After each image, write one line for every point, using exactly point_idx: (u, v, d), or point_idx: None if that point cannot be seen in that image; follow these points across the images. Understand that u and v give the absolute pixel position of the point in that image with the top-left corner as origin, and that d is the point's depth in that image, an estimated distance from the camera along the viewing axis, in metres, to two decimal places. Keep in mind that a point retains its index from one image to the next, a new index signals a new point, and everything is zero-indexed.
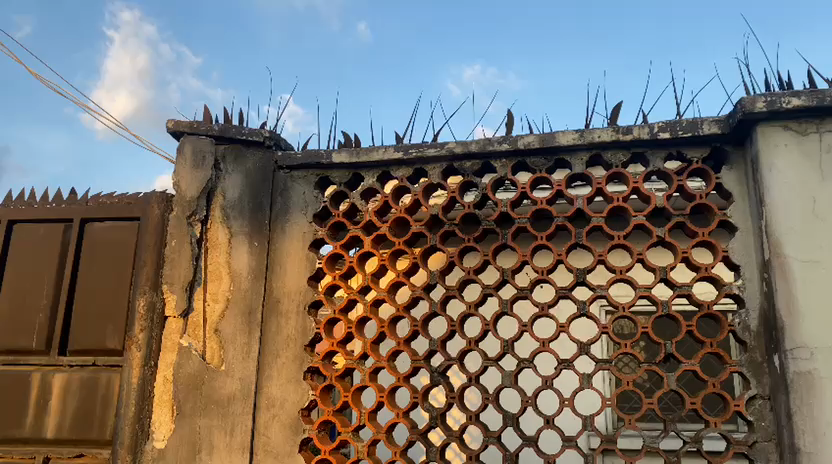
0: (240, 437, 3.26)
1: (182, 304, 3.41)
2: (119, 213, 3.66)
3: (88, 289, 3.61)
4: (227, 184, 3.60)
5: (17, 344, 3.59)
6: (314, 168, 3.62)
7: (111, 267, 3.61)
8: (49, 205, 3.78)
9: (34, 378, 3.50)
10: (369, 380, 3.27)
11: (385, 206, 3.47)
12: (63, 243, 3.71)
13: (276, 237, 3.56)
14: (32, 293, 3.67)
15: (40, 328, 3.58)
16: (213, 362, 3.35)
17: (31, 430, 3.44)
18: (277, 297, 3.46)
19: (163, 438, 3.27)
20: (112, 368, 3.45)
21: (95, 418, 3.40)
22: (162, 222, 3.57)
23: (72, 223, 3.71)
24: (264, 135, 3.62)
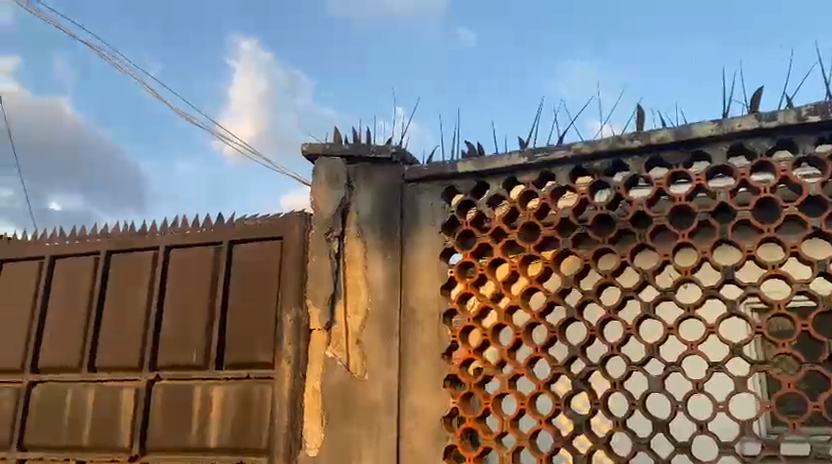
0: (386, 444, 3.35)
1: (326, 318, 3.57)
2: (262, 234, 3.90)
3: (238, 306, 3.86)
4: (359, 200, 3.73)
5: (180, 359, 3.89)
6: (439, 180, 3.62)
7: (258, 285, 3.85)
8: (200, 230, 4.08)
9: (197, 390, 3.78)
10: (509, 387, 3.25)
11: (513, 212, 3.44)
12: (214, 265, 3.99)
13: (407, 247, 3.61)
14: (190, 312, 3.97)
15: (199, 344, 3.87)
16: (356, 372, 3.47)
17: (196, 438, 3.72)
18: (412, 306, 3.52)
19: (316, 446, 3.43)
20: (264, 380, 3.66)
21: (252, 427, 3.62)
22: (303, 241, 3.77)
23: (221, 245, 3.99)
24: (391, 151, 3.72)
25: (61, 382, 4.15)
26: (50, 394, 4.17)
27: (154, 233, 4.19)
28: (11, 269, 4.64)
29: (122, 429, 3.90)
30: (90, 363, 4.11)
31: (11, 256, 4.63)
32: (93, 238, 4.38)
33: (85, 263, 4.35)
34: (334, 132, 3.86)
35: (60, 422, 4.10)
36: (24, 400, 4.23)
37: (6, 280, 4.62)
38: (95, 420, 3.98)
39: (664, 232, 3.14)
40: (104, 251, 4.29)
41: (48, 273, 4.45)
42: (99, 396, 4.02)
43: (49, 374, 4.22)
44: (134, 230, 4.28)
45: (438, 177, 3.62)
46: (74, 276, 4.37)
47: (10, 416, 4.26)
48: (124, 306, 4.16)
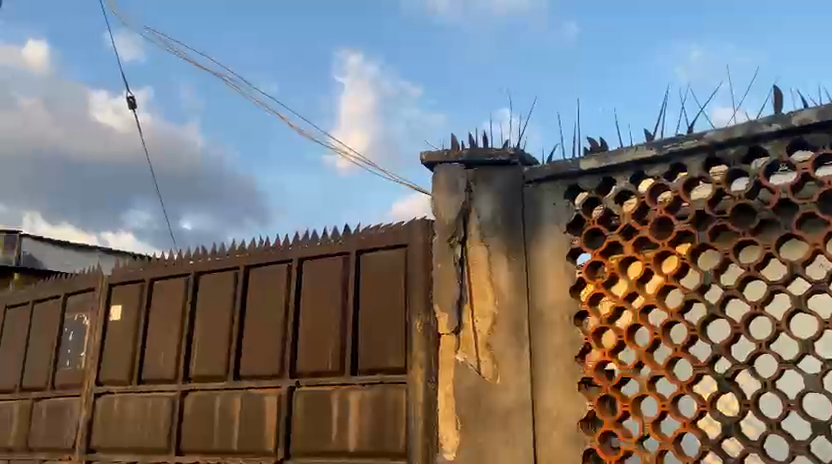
0: (523, 448, 3.33)
1: (454, 323, 3.59)
2: (388, 242, 3.99)
3: (369, 313, 3.98)
4: (480, 204, 3.72)
5: (317, 367, 4.05)
6: (561, 179, 3.57)
7: (386, 292, 3.94)
8: (329, 242, 4.24)
9: (334, 396, 3.93)
10: (648, 389, 3.13)
11: (643, 208, 3.33)
12: (343, 274, 4.13)
13: (532, 249, 3.57)
14: (323, 320, 4.13)
15: (334, 351, 4.02)
16: (488, 376, 3.47)
17: (337, 442, 3.86)
18: (541, 309, 3.47)
19: (452, 450, 3.46)
20: (397, 385, 3.74)
21: (389, 431, 3.71)
22: (427, 248, 3.82)
23: (349, 256, 4.13)
24: (509, 153, 3.69)
25: (211, 389, 4.45)
26: (202, 401, 4.48)
27: (286, 246, 4.40)
28: (161, 286, 5.02)
29: (268, 433, 4.11)
30: (236, 371, 4.37)
31: (161, 274, 5.03)
32: (232, 254, 4.67)
33: (226, 277, 4.64)
34: (452, 138, 3.89)
35: (211, 427, 4.38)
36: (179, 407, 4.56)
37: (157, 296, 5.02)
38: (243, 426, 4.23)
39: (812, 220, 2.92)
40: (243, 265, 4.56)
41: (194, 288, 4.79)
42: (245, 402, 4.26)
43: (199, 383, 4.53)
44: (268, 245, 4.51)
45: (560, 176, 3.56)
46: (216, 290, 4.66)
47: (167, 422, 4.61)
48: (262, 317, 4.39)
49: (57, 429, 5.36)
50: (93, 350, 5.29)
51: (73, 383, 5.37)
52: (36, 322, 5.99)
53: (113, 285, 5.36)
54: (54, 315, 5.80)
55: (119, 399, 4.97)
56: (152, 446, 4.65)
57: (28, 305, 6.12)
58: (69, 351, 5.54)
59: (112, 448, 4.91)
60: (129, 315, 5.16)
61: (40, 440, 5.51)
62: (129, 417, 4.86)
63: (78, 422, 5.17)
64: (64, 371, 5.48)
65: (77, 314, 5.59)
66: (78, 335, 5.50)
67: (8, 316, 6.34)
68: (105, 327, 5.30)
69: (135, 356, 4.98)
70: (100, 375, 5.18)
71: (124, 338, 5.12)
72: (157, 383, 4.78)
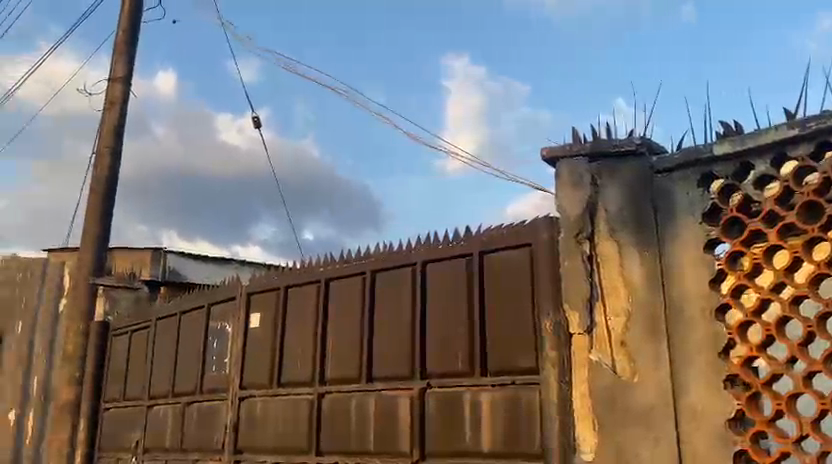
0: (667, 448, 3.19)
1: (586, 321, 3.51)
2: (511, 242, 3.97)
3: (496, 313, 3.96)
4: (607, 198, 3.61)
5: (447, 368, 4.08)
6: (693, 167, 3.39)
7: (513, 292, 3.91)
8: (451, 244, 4.27)
9: (466, 397, 3.95)
10: (804, 385, 2.89)
11: (787, 192, 3.10)
12: (467, 276, 4.14)
13: (666, 242, 3.42)
14: (451, 321, 4.16)
15: (463, 352, 4.03)
16: (625, 374, 3.35)
17: (471, 442, 3.88)
18: (679, 304, 3.32)
19: (591, 450, 3.38)
20: (529, 385, 3.70)
21: (524, 431, 3.68)
22: (553, 245, 3.76)
23: (473, 257, 4.13)
24: (635, 143, 3.56)
25: (346, 392, 4.60)
26: (338, 402, 4.64)
27: (411, 249, 4.47)
28: (294, 293, 5.26)
29: (402, 434, 4.20)
30: (368, 373, 4.50)
31: (294, 282, 5.26)
32: (359, 260, 4.81)
33: (354, 282, 4.79)
34: (573, 131, 3.80)
35: (348, 428, 4.54)
36: (317, 409, 4.75)
37: (291, 304, 5.25)
38: (378, 427, 4.34)
39: None
40: (370, 270, 4.68)
41: (325, 294, 4.97)
42: (379, 403, 4.37)
43: (335, 385, 4.69)
44: (393, 249, 4.60)
45: (692, 163, 3.38)
46: (346, 296, 4.81)
47: (307, 423, 4.81)
48: (391, 319, 4.48)
49: (207, 430, 5.74)
50: (235, 356, 5.62)
51: (220, 387, 5.72)
52: (184, 331, 6.44)
53: (251, 295, 5.67)
54: (199, 324, 6.22)
55: (262, 402, 5.25)
56: (295, 446, 4.87)
57: (176, 316, 6.60)
58: (214, 358, 5.92)
59: (257, 448, 5.19)
60: (266, 322, 5.44)
61: (193, 441, 5.92)
62: (272, 418, 5.12)
63: (226, 424, 5.51)
64: (211, 376, 5.86)
65: (220, 323, 5.96)
66: (222, 342, 5.87)
67: (159, 326, 6.87)
68: (245, 333, 5.62)
69: (273, 361, 5.24)
70: (243, 379, 5.51)
71: (263, 344, 5.41)
72: (295, 385, 5.01)
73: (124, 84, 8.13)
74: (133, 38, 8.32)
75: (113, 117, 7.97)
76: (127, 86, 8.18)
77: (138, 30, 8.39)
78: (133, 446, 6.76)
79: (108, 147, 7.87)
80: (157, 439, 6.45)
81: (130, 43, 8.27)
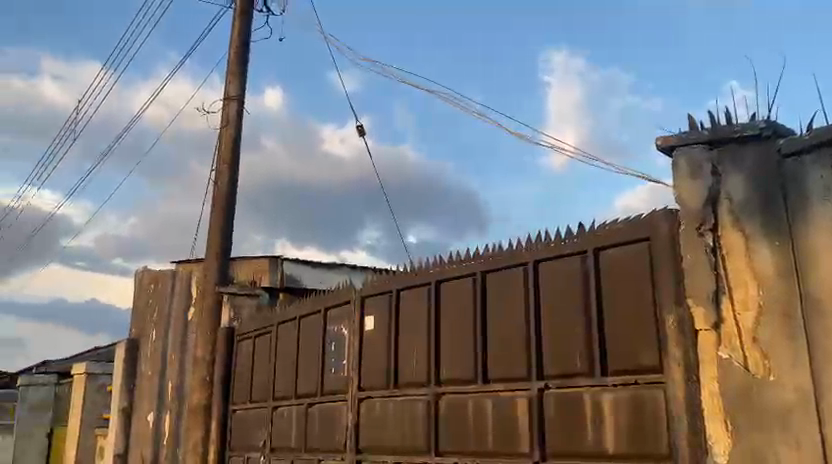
0: (810, 451, 2.94)
1: (712, 316, 3.33)
2: (627, 237, 3.84)
3: (614, 311, 3.85)
4: (730, 186, 3.42)
5: (565, 368, 4.01)
6: (827, 147, 3.16)
7: (631, 289, 3.79)
8: (564, 241, 4.18)
9: (586, 397, 3.87)
10: None
11: None
12: (582, 274, 4.05)
13: (799, 230, 3.18)
14: (566, 321, 4.07)
15: (581, 352, 3.95)
16: (758, 372, 3.14)
17: (594, 444, 3.79)
18: (817, 297, 3.04)
19: (724, 452, 3.19)
20: (653, 384, 3.57)
21: (650, 432, 3.55)
22: (673, 239, 3.61)
23: (587, 254, 4.03)
24: (759, 126, 3.34)
25: (463, 392, 4.62)
26: (455, 403, 4.67)
27: (520, 249, 4.42)
28: (406, 296, 5.33)
29: (522, 435, 4.16)
30: (484, 374, 4.49)
31: (405, 285, 5.34)
32: (469, 261, 4.81)
33: (465, 283, 4.79)
34: (689, 118, 3.63)
35: (467, 429, 4.55)
36: (434, 410, 4.81)
37: (404, 307, 5.33)
38: (496, 428, 4.33)
39: None
40: (480, 271, 4.67)
41: (436, 296, 5.00)
42: (496, 404, 4.36)
43: (451, 386, 4.72)
44: (503, 249, 4.56)
45: (827, 143, 3.14)
46: (457, 297, 4.82)
47: (426, 424, 4.87)
48: (503, 320, 4.45)
49: (329, 431, 5.94)
50: (352, 358, 5.78)
51: (340, 388, 5.91)
52: (303, 336, 6.69)
53: (364, 298, 5.81)
54: (317, 328, 6.44)
55: (380, 403, 5.37)
56: (414, 446, 4.94)
57: (295, 321, 6.87)
58: (332, 360, 6.11)
59: (377, 448, 5.31)
60: (380, 325, 5.56)
61: (316, 440, 6.14)
62: (391, 419, 5.23)
63: (347, 424, 5.68)
64: (331, 378, 6.06)
65: (336, 326, 6.14)
66: (339, 345, 6.05)
67: (280, 331, 7.17)
68: (360, 337, 5.76)
69: (389, 363, 5.35)
70: (361, 381, 5.65)
71: (378, 346, 5.52)
72: (412, 387, 5.08)
73: (238, 102, 8.57)
74: (244, 58, 8.76)
75: (229, 134, 8.42)
76: (241, 104, 8.62)
77: (248, 50, 8.82)
78: (261, 446, 7.10)
79: (226, 162, 8.32)
80: (283, 439, 6.74)
81: (241, 63, 8.71)
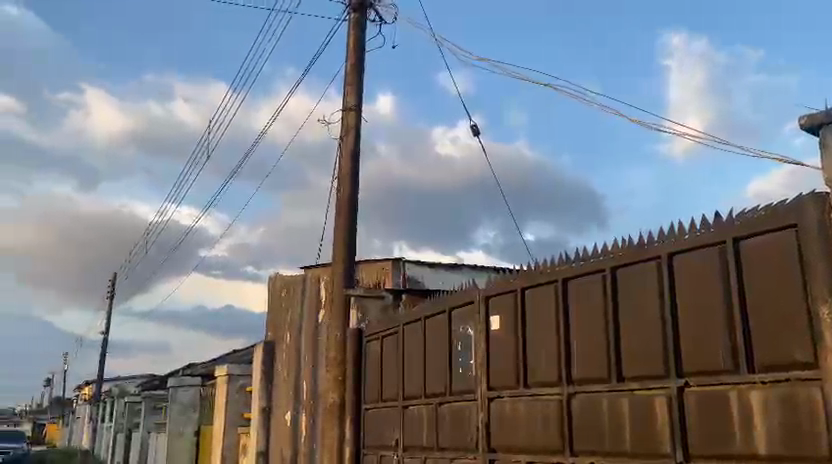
0: None
1: None
2: (770, 225, 3.60)
3: (759, 304, 3.61)
4: None
5: (706, 365, 3.82)
6: None
7: (778, 280, 3.54)
8: (698, 233, 3.98)
9: (732, 395, 3.67)
10: None
11: None
12: (720, 266, 3.83)
13: None
14: (705, 315, 3.87)
15: (724, 348, 3.74)
16: None
17: (742, 445, 3.58)
18: None
19: None
20: (809, 381, 3.33)
21: (806, 432, 3.31)
22: (824, 224, 3.34)
23: (725, 245, 3.82)
24: None
25: (596, 392, 4.52)
26: (589, 402, 4.58)
27: (651, 244, 4.25)
28: (532, 294, 5.29)
29: (662, 436, 4.01)
30: (617, 373, 4.37)
31: (531, 284, 5.28)
32: (596, 258, 4.69)
33: (593, 280, 4.68)
34: None
35: (602, 429, 4.44)
36: (567, 410, 4.74)
37: (530, 305, 5.28)
38: (633, 427, 4.19)
39: None
40: (608, 267, 4.54)
41: (563, 295, 4.91)
42: (632, 403, 4.23)
43: (583, 385, 4.63)
44: (632, 243, 4.42)
45: None
46: (586, 294, 4.71)
47: (558, 423, 4.81)
48: (636, 316, 4.30)
49: (461, 430, 5.99)
50: (480, 358, 5.79)
51: (469, 388, 5.94)
52: (429, 336, 6.79)
53: (489, 298, 5.81)
54: (443, 329, 6.50)
55: (511, 403, 5.35)
56: (547, 446, 4.89)
57: (421, 322, 6.97)
58: (460, 359, 6.15)
59: (510, 447, 5.30)
60: (507, 324, 5.54)
61: (448, 440, 6.21)
62: (522, 418, 5.20)
63: (478, 423, 5.71)
64: (460, 378, 6.10)
65: (462, 326, 6.18)
66: (466, 345, 6.08)
67: (407, 332, 7.31)
68: (487, 336, 5.77)
69: (518, 362, 5.32)
70: (490, 380, 5.65)
71: (506, 346, 5.50)
72: (543, 386, 5.03)
73: (356, 111, 8.83)
74: (360, 67, 9.01)
75: (349, 142, 8.68)
76: (359, 113, 8.87)
77: (364, 60, 9.07)
78: (393, 444, 7.27)
79: (347, 169, 8.58)
80: (415, 438, 6.87)
81: (357, 73, 8.97)
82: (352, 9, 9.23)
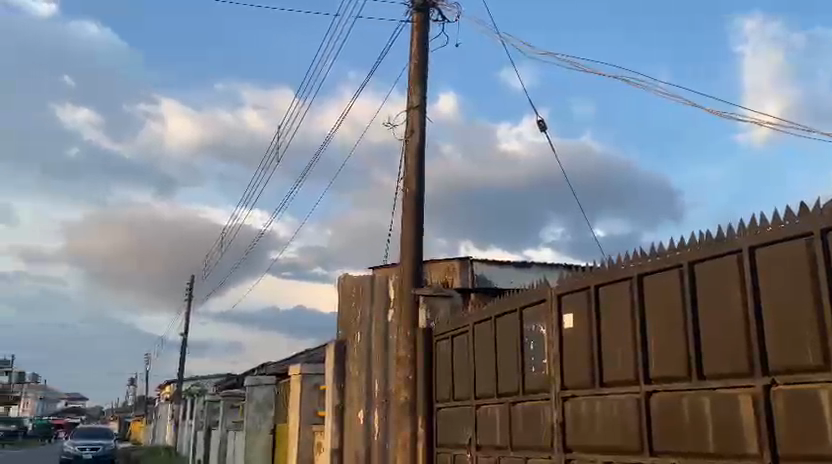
0: None
1: None
2: None
3: None
4: None
5: (795, 363, 3.64)
6: None
7: None
8: (783, 225, 3.80)
9: (822, 394, 3.48)
10: None
11: None
12: (807, 259, 3.62)
13: None
14: (791, 311, 3.70)
15: (813, 345, 3.55)
16: None
17: None
18: None
19: None
20: None
21: None
22: None
23: (812, 236, 3.60)
24: None
25: (675, 390, 4.40)
26: (668, 402, 4.46)
27: (731, 237, 4.09)
28: (606, 291, 5.18)
29: (747, 436, 3.86)
30: (699, 371, 4.23)
31: (605, 280, 5.18)
32: (673, 253, 4.56)
33: (670, 276, 4.54)
34: None
35: (683, 428, 4.32)
36: (645, 409, 4.63)
37: (605, 302, 5.17)
38: (717, 427, 4.05)
39: None
40: (686, 262, 4.40)
41: (639, 291, 4.80)
42: (714, 403, 4.10)
43: (662, 383, 4.51)
44: (712, 237, 4.26)
45: None
46: (664, 291, 4.58)
47: (636, 422, 4.71)
48: (717, 313, 4.15)
49: (535, 429, 5.94)
50: (554, 356, 5.73)
51: (542, 387, 5.89)
52: (500, 335, 6.75)
53: (561, 295, 5.73)
54: (514, 327, 6.46)
55: (586, 401, 5.28)
56: (625, 446, 4.79)
57: (491, 320, 6.94)
58: (532, 358, 6.10)
59: (586, 447, 5.22)
60: (580, 322, 5.45)
61: (522, 439, 6.17)
62: (599, 417, 5.11)
63: (552, 422, 5.65)
64: (533, 376, 6.05)
65: (534, 324, 6.12)
66: (538, 344, 6.02)
67: (477, 331, 7.29)
68: (560, 334, 5.69)
69: (593, 360, 5.23)
70: (564, 379, 5.58)
71: (580, 344, 5.42)
72: (619, 384, 4.92)
73: (420, 111, 8.87)
74: (424, 67, 9.05)
75: (414, 142, 8.72)
76: (423, 113, 8.90)
77: (427, 60, 9.10)
78: (466, 443, 7.27)
79: (413, 169, 8.62)
80: (488, 437, 6.85)
81: (421, 73, 9.01)
82: (415, 10, 9.27)
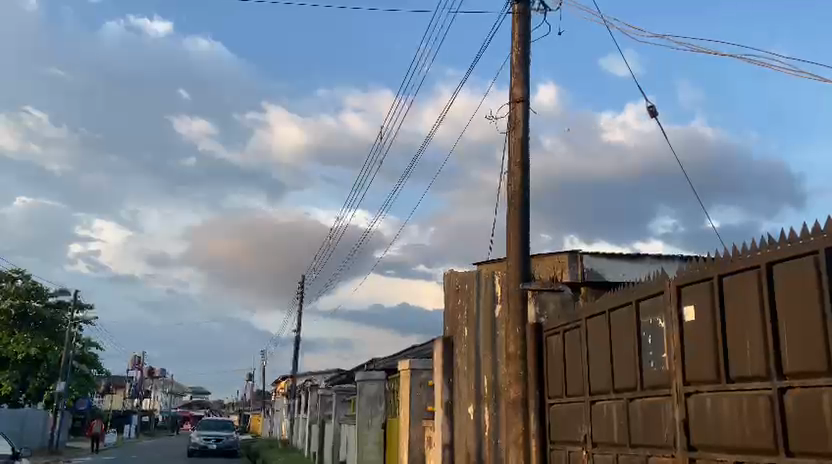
0: None
1: None
2: None
3: None
4: None
5: None
6: None
7: None
8: None
9: None
10: None
11: None
12: None
13: None
14: None
15: None
16: None
17: None
18: None
19: None
20: None
21: None
22: None
23: None
24: None
25: (814, 386, 4.09)
26: (806, 399, 4.16)
27: None
28: (731, 282, 4.89)
29: None
30: None
31: (729, 270, 4.90)
32: (806, 239, 4.23)
33: (804, 264, 4.21)
34: None
35: (824, 426, 4.00)
36: (778, 407, 4.34)
37: (731, 294, 4.88)
38: None
39: None
40: (823, 249, 4.05)
41: (769, 283, 4.50)
42: None
43: (797, 380, 4.22)
44: None
45: None
46: (798, 280, 4.25)
47: (770, 421, 4.42)
48: None
49: (655, 427, 5.72)
50: (674, 351, 5.49)
51: (662, 383, 5.65)
52: (615, 330, 6.53)
53: (681, 287, 5.48)
54: (629, 322, 6.24)
55: (711, 398, 5.02)
56: (757, 445, 4.50)
57: (604, 314, 6.75)
58: (651, 354, 5.87)
59: (713, 446, 4.96)
60: (702, 316, 5.19)
61: (641, 437, 5.95)
62: (725, 416, 4.86)
63: (674, 419, 5.42)
64: (652, 373, 5.81)
65: (652, 318, 5.88)
66: (656, 339, 5.79)
67: (589, 325, 7.11)
68: (681, 328, 5.44)
69: (717, 354, 4.96)
70: (686, 375, 5.33)
71: (703, 338, 5.15)
72: (748, 381, 4.65)
73: (524, 104, 8.72)
74: (526, 59, 8.90)
75: (517, 135, 8.58)
76: (527, 106, 8.75)
77: (529, 51, 8.94)
78: (582, 440, 7.11)
79: (517, 163, 8.48)
80: (605, 434, 6.68)
81: (523, 65, 8.87)
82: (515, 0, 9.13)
